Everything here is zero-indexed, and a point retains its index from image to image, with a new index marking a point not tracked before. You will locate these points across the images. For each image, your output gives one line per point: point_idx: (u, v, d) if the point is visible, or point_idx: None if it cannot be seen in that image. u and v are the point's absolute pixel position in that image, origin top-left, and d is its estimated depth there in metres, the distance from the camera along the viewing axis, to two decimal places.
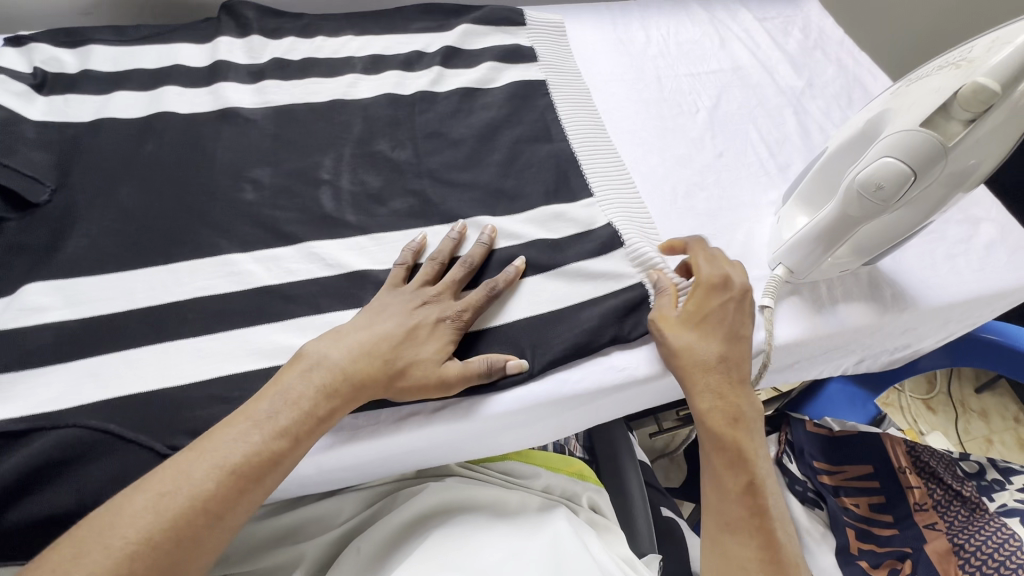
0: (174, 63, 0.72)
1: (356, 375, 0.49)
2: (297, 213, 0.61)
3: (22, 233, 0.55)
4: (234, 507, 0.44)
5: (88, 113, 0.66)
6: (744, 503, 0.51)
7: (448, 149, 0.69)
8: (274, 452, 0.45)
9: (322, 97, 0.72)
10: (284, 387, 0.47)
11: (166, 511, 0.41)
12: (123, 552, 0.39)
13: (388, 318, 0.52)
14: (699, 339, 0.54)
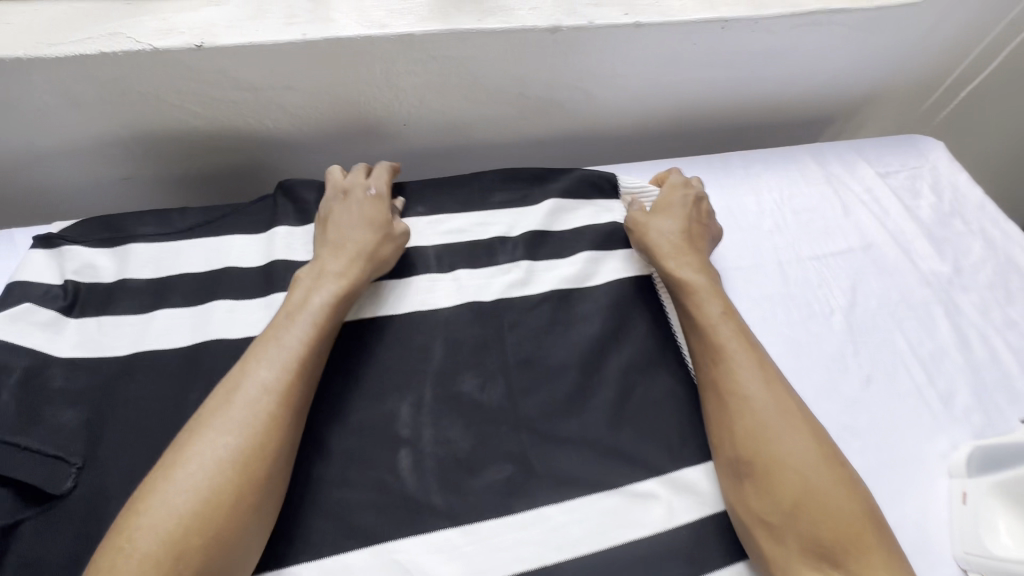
0: (226, 265, 0.62)
1: (339, 264, 0.58)
2: (376, 494, 0.51)
3: (39, 543, 0.45)
4: (292, 407, 0.49)
5: (124, 343, 0.55)
6: (737, 408, 0.53)
7: (546, 385, 0.58)
8: (311, 340, 0.52)
9: (396, 305, 0.61)
10: (298, 298, 0.56)
11: (222, 425, 0.46)
12: (193, 471, 0.44)
13: (336, 216, 0.62)
14: (657, 234, 0.65)
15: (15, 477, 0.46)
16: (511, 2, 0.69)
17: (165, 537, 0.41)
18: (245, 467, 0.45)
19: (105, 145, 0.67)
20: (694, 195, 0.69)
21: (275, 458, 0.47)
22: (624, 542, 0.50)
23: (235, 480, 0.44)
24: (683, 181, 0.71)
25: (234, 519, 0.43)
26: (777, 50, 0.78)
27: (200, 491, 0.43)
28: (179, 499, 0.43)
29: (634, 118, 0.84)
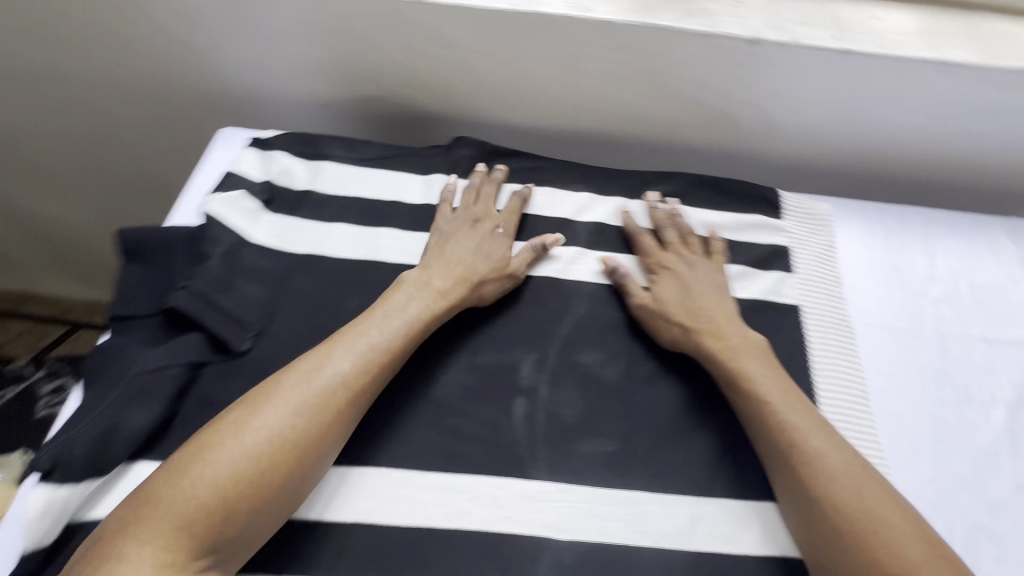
0: (397, 198, 0.69)
1: (444, 282, 0.60)
2: (486, 431, 0.54)
3: (215, 385, 0.53)
4: (354, 408, 0.50)
5: (305, 243, 0.64)
6: (837, 512, 0.47)
7: (665, 381, 0.58)
8: (386, 349, 0.53)
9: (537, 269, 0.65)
10: (390, 299, 0.58)
11: (294, 402, 0.48)
12: (256, 435, 0.46)
13: (456, 237, 0.64)
14: (682, 320, 0.60)
15: (210, 327, 0.55)
16: (714, 7, 0.69)
17: (219, 489, 0.43)
18: (303, 450, 0.47)
19: (320, 74, 0.78)
20: (679, 261, 0.65)
21: (329, 448, 0.48)
22: (710, 553, 0.49)
23: (291, 457, 0.46)
24: (650, 248, 0.66)
25: (281, 493, 0.45)
26: (998, 107, 0.70)
27: (261, 454, 0.45)
28: (242, 454, 0.45)
29: (812, 150, 0.78)
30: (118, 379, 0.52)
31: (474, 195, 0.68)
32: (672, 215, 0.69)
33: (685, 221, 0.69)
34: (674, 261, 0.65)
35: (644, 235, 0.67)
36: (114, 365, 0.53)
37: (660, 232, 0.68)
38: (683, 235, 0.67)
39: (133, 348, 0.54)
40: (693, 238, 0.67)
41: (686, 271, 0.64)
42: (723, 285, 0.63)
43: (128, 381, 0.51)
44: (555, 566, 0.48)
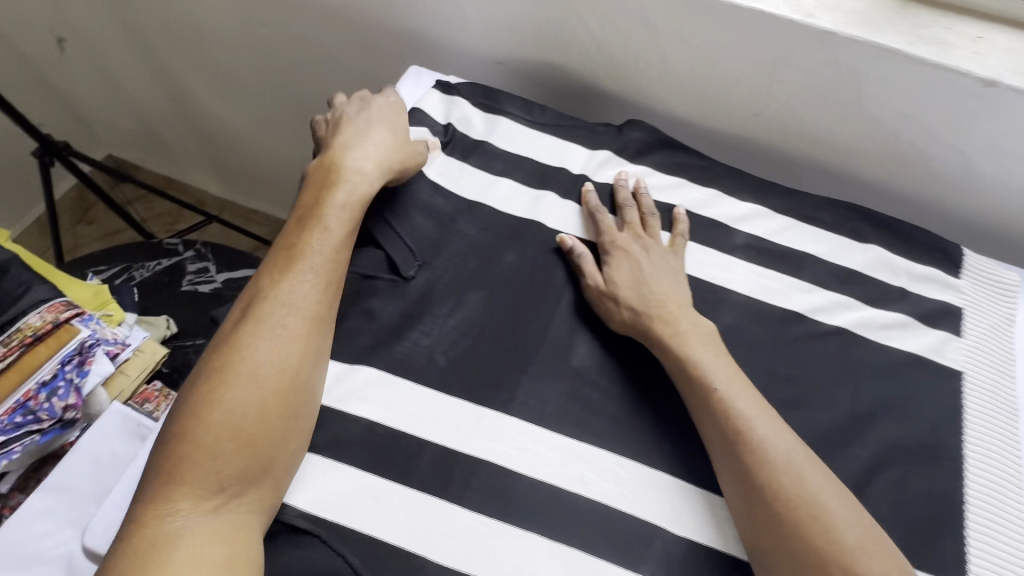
0: (564, 166, 0.70)
1: (371, 184, 0.62)
2: (616, 411, 0.55)
3: (382, 301, 0.58)
4: (312, 321, 0.54)
5: (474, 191, 0.66)
6: (782, 504, 0.48)
7: (803, 411, 0.57)
8: (326, 264, 0.56)
9: (573, 263, 0.62)
10: (318, 216, 0.59)
11: (248, 337, 0.52)
12: (222, 380, 0.50)
13: (371, 137, 0.65)
14: (633, 301, 0.59)
15: (387, 250, 0.61)
16: (951, 37, 0.64)
17: (206, 439, 0.48)
18: (273, 374, 0.51)
19: (510, 30, 0.79)
20: (623, 235, 0.64)
21: (301, 362, 0.52)
22: None
23: (265, 384, 0.50)
24: (606, 228, 0.64)
25: (271, 419, 0.49)
26: None
27: (237, 392, 0.50)
28: (213, 399, 0.49)
29: (1009, 213, 0.71)
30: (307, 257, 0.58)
31: (360, 103, 0.69)
32: (634, 198, 0.67)
33: (646, 200, 0.67)
34: (631, 244, 0.63)
35: (603, 215, 0.65)
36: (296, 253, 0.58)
37: (622, 212, 0.66)
38: (643, 218, 0.66)
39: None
40: (654, 222, 0.65)
41: (635, 247, 0.63)
42: (678, 271, 0.62)
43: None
44: (665, 555, 0.50)
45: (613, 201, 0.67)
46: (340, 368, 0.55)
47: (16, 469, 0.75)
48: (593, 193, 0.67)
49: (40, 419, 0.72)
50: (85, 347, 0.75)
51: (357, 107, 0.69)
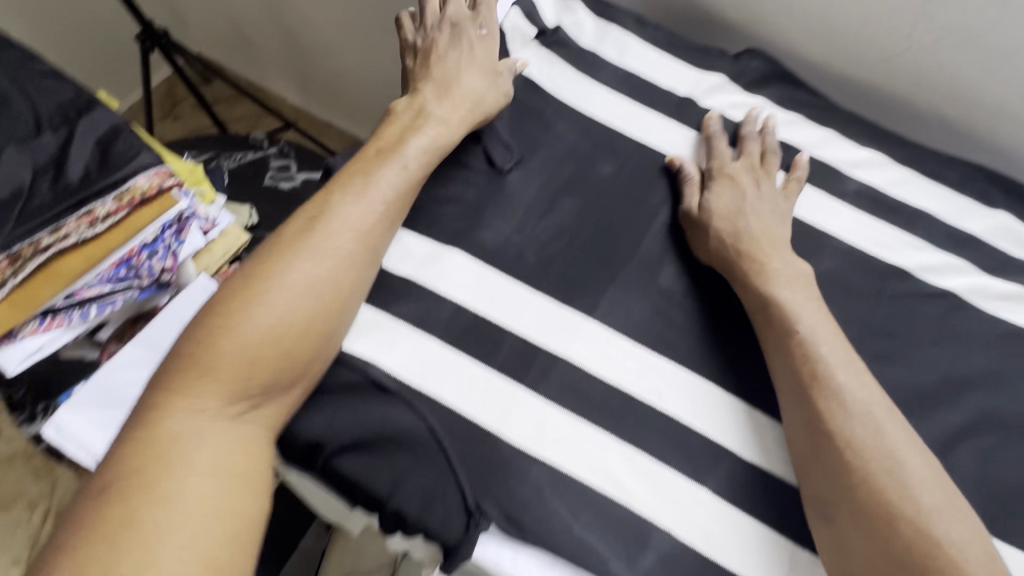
0: (673, 88, 0.67)
1: (457, 125, 0.61)
2: (698, 333, 0.55)
3: (478, 192, 0.59)
4: (361, 256, 0.54)
5: (578, 100, 0.65)
6: (865, 441, 0.47)
7: (895, 365, 0.55)
8: (391, 199, 0.56)
9: (677, 183, 0.62)
10: (398, 146, 0.59)
11: (297, 256, 0.52)
12: (271, 289, 0.51)
13: (473, 64, 0.65)
14: (732, 234, 0.58)
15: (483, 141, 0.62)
16: None
17: (245, 342, 0.49)
18: (317, 301, 0.51)
19: None
20: (737, 167, 0.62)
21: (345, 295, 0.52)
22: None
23: (307, 305, 0.51)
24: (721, 156, 0.62)
25: (309, 339, 0.50)
26: None
27: (282, 305, 0.50)
28: (258, 305, 0.50)
29: None
30: (412, 134, 0.60)
31: (448, 29, 0.66)
32: (760, 133, 0.64)
33: (773, 136, 0.64)
34: (742, 175, 0.62)
35: (721, 143, 0.63)
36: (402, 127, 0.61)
37: (742, 144, 0.64)
38: (763, 155, 0.63)
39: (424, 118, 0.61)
40: (772, 160, 0.63)
41: (749, 182, 0.61)
42: (783, 214, 0.60)
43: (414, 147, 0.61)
44: (733, 476, 0.50)
45: (735, 133, 0.65)
46: (433, 246, 0.56)
47: (115, 320, 0.84)
48: (718, 120, 0.64)
49: (140, 277, 0.77)
50: (184, 217, 0.80)
51: (456, 27, 0.66)
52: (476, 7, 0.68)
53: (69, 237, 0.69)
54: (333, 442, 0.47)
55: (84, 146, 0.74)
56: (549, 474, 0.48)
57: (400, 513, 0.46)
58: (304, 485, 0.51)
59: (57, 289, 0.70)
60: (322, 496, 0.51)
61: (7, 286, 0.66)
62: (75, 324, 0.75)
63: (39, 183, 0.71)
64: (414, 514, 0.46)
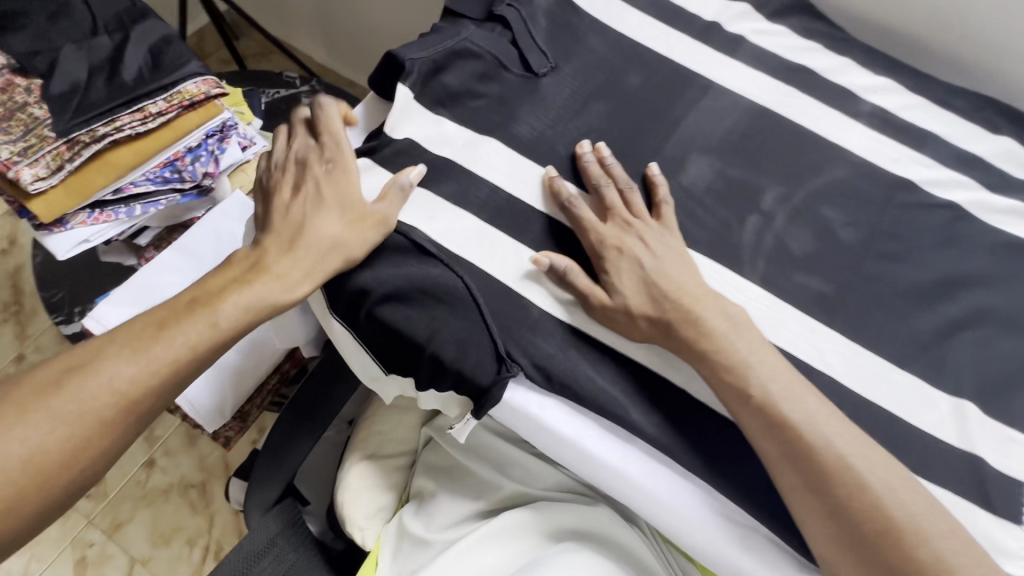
0: (698, 12, 0.71)
1: (303, 265, 0.53)
2: (716, 225, 0.59)
3: (514, 91, 0.63)
4: (124, 416, 0.49)
5: (609, 18, 0.69)
6: None
7: (899, 263, 0.59)
8: (176, 361, 0.50)
9: (559, 283, 0.53)
10: (229, 285, 0.53)
11: (25, 416, 0.46)
12: (17, 435, 0.45)
13: (312, 186, 0.56)
14: (644, 319, 0.51)
15: (520, 46, 0.64)
16: None
17: None
18: (50, 466, 0.46)
19: None
20: (614, 240, 0.54)
21: (85, 466, 0.48)
22: (888, 409, 0.52)
23: (50, 459, 0.46)
24: (592, 231, 0.55)
25: (41, 494, 0.46)
26: None
27: (22, 453, 0.45)
28: (1, 446, 0.45)
29: None
30: (452, 37, 0.63)
31: (285, 160, 0.59)
32: (605, 171, 0.58)
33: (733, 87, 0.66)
34: (628, 239, 0.54)
35: (579, 205, 0.56)
36: (444, 29, 0.64)
37: (599, 197, 0.57)
38: (622, 197, 0.58)
39: (465, 24, 0.65)
40: (633, 199, 0.57)
41: (635, 241, 0.54)
42: (680, 252, 0.55)
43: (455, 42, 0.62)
44: None
45: (583, 181, 0.58)
46: (471, 136, 0.60)
47: (154, 226, 0.88)
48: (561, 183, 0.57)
49: (183, 179, 0.81)
50: (226, 126, 0.85)
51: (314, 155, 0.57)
52: (324, 136, 0.59)
53: (123, 130, 0.74)
54: (372, 295, 0.52)
55: (136, 52, 0.78)
56: (573, 334, 0.52)
57: (436, 358, 0.51)
58: (337, 331, 0.55)
59: (109, 181, 0.74)
60: (356, 351, 0.55)
61: (66, 170, 0.70)
62: (120, 220, 0.79)
63: (94, 81, 0.74)
64: (449, 359, 0.50)
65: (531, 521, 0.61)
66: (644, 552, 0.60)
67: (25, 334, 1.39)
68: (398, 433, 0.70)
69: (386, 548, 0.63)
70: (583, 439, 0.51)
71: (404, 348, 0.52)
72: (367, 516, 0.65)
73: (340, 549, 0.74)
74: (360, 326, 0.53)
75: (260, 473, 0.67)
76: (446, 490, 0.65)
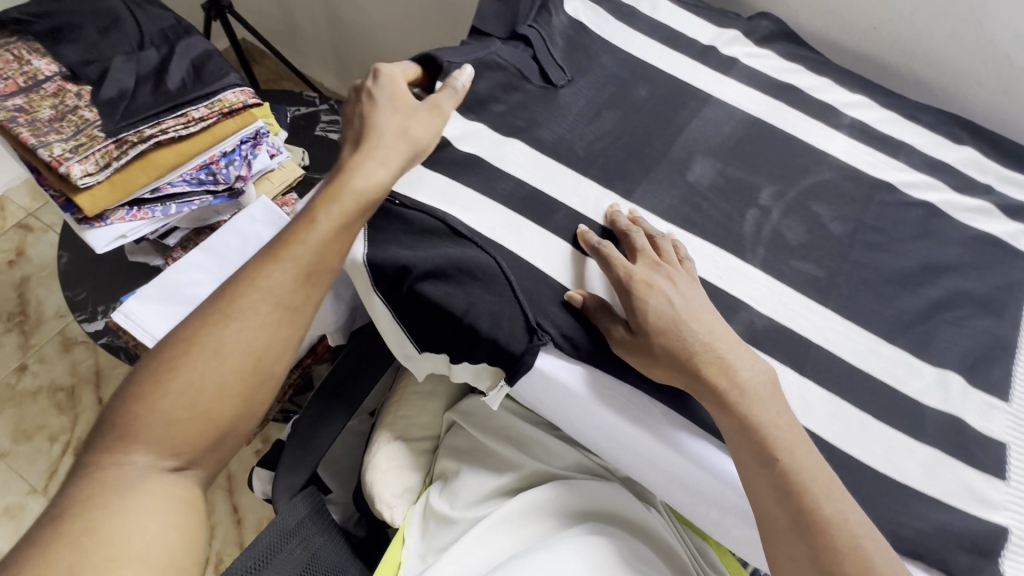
0: (697, 37, 0.80)
1: (390, 159, 0.56)
2: (720, 217, 0.65)
3: (536, 100, 0.70)
4: (282, 313, 0.49)
5: (619, 41, 0.77)
6: None
7: (882, 251, 0.65)
8: (316, 255, 0.51)
9: (587, 313, 0.56)
10: (336, 191, 0.53)
11: (210, 329, 0.48)
12: (209, 347, 0.47)
13: (386, 99, 0.59)
14: (673, 359, 0.52)
15: (541, 62, 0.72)
16: None
17: (178, 413, 0.45)
18: (238, 367, 0.47)
19: None
20: (644, 281, 0.55)
21: (269, 361, 0.48)
22: (881, 378, 0.58)
23: (243, 360, 0.47)
24: (622, 273, 0.56)
25: (242, 394, 0.47)
26: None
27: (221, 363, 0.47)
28: (204, 358, 0.46)
29: None
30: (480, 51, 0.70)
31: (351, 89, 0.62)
32: (633, 223, 0.62)
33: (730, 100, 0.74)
34: (658, 281, 0.56)
35: (610, 249, 0.58)
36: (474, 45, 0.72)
37: (628, 242, 0.59)
38: (653, 242, 0.60)
39: (492, 41, 0.72)
40: (662, 247, 0.59)
41: (665, 283, 0.56)
42: (707, 298, 0.56)
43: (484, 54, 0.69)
44: (750, 323, 0.59)
45: (614, 229, 0.61)
46: (499, 137, 0.67)
47: (182, 227, 0.92)
48: (590, 231, 0.60)
49: (217, 180, 0.86)
50: (259, 134, 0.90)
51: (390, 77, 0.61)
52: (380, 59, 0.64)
53: (167, 132, 0.79)
54: (413, 275, 0.56)
55: (180, 63, 0.84)
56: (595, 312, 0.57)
57: (473, 330, 0.55)
58: (378, 310, 0.61)
59: (149, 178, 0.79)
60: (396, 330, 0.61)
61: (113, 166, 0.75)
62: (156, 219, 0.83)
63: (141, 88, 0.80)
64: (483, 332, 0.55)
65: (557, 500, 0.63)
66: (660, 531, 0.63)
67: (28, 344, 1.39)
68: (424, 417, 0.73)
69: (413, 526, 0.66)
70: (603, 405, 0.55)
71: (444, 325, 0.57)
72: (396, 495, 0.68)
73: (362, 536, 0.75)
74: (402, 303, 0.58)
75: (290, 456, 0.68)
76: (472, 469, 0.67)
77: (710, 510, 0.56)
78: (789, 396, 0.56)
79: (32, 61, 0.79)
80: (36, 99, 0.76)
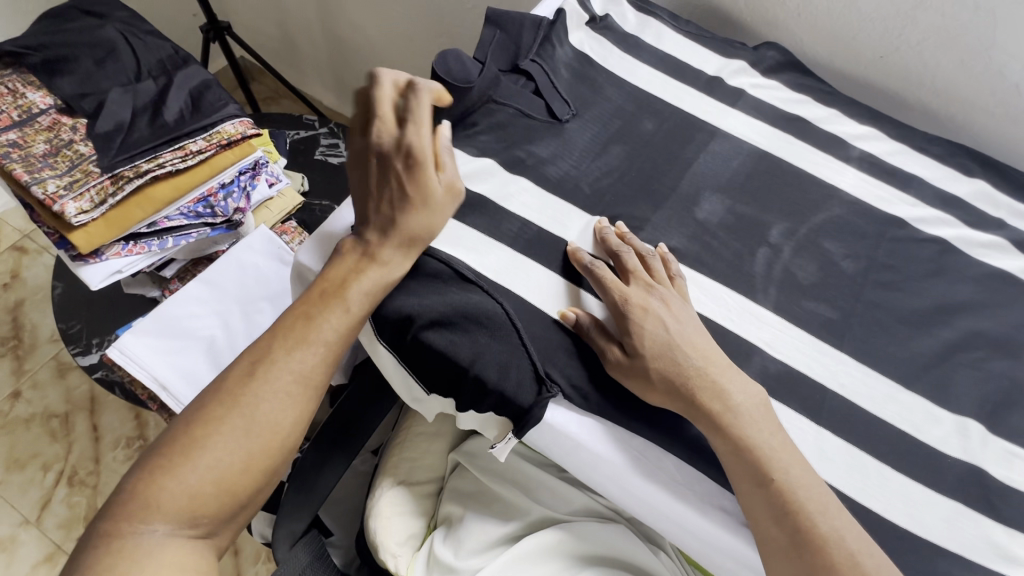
0: (703, 68, 0.79)
1: (401, 249, 0.57)
2: (730, 256, 0.64)
3: (541, 135, 0.69)
4: (303, 392, 0.52)
5: (625, 72, 0.76)
6: None
7: (895, 290, 0.64)
8: (337, 338, 0.54)
9: (580, 333, 0.55)
10: (353, 274, 0.55)
11: (235, 404, 0.50)
12: (233, 422, 0.49)
13: (394, 183, 0.58)
14: (670, 383, 0.51)
15: (545, 96, 0.71)
16: None
17: (200, 485, 0.47)
18: (260, 441, 0.50)
19: None
20: (637, 301, 0.55)
21: (287, 436, 0.51)
22: (898, 426, 0.56)
23: (265, 435, 0.50)
24: (614, 291, 0.56)
25: (261, 466, 0.50)
26: None
27: (244, 437, 0.49)
28: (227, 432, 0.49)
29: None
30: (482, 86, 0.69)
31: (365, 153, 0.61)
32: (624, 242, 0.61)
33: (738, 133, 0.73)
34: (651, 303, 0.55)
35: (603, 269, 0.57)
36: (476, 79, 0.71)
37: (620, 261, 0.59)
38: (644, 262, 0.60)
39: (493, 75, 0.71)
40: (653, 267, 0.59)
41: (658, 303, 0.55)
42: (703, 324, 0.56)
43: (483, 92, 0.68)
44: (763, 369, 0.58)
45: (605, 248, 0.61)
46: (504, 174, 0.65)
47: (180, 259, 0.90)
48: (582, 250, 0.60)
49: (215, 213, 0.85)
50: (259, 164, 0.89)
51: (402, 155, 0.58)
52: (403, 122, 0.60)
53: (164, 166, 0.78)
54: (418, 322, 0.55)
55: (178, 94, 0.82)
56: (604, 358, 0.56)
57: (479, 380, 0.54)
58: (381, 356, 0.59)
59: (146, 214, 0.78)
60: (400, 375, 0.59)
61: (109, 203, 0.74)
62: (152, 252, 0.81)
63: (138, 120, 0.79)
64: (489, 381, 0.53)
65: (558, 546, 0.62)
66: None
67: (23, 370, 1.36)
68: (428, 458, 0.71)
69: None
70: (612, 455, 0.54)
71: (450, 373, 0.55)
72: (399, 543, 0.66)
73: None
74: (405, 350, 0.56)
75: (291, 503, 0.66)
76: (476, 515, 0.65)
77: (725, 565, 0.54)
78: (806, 447, 0.54)
79: (27, 93, 0.77)
80: (30, 132, 0.75)
